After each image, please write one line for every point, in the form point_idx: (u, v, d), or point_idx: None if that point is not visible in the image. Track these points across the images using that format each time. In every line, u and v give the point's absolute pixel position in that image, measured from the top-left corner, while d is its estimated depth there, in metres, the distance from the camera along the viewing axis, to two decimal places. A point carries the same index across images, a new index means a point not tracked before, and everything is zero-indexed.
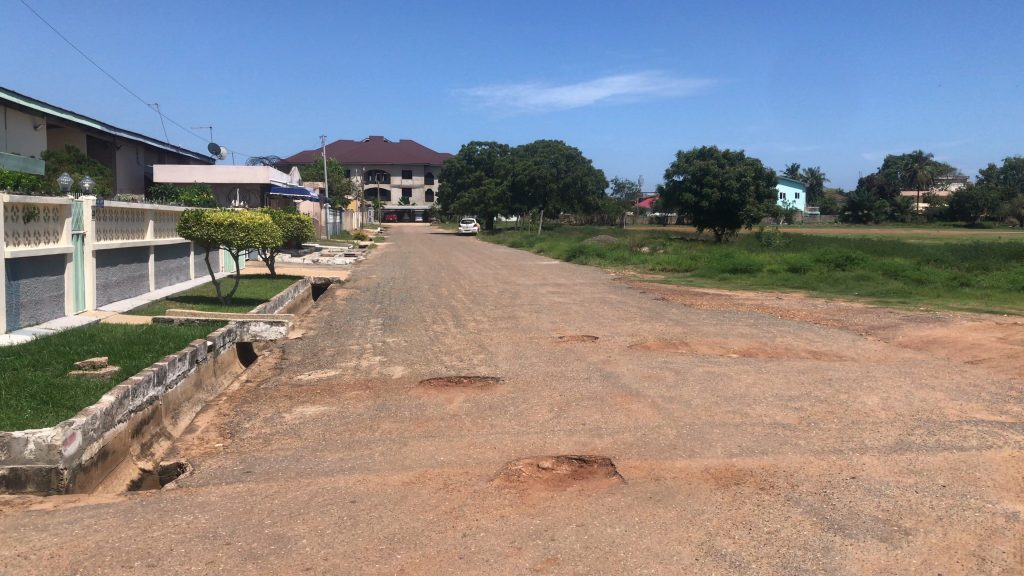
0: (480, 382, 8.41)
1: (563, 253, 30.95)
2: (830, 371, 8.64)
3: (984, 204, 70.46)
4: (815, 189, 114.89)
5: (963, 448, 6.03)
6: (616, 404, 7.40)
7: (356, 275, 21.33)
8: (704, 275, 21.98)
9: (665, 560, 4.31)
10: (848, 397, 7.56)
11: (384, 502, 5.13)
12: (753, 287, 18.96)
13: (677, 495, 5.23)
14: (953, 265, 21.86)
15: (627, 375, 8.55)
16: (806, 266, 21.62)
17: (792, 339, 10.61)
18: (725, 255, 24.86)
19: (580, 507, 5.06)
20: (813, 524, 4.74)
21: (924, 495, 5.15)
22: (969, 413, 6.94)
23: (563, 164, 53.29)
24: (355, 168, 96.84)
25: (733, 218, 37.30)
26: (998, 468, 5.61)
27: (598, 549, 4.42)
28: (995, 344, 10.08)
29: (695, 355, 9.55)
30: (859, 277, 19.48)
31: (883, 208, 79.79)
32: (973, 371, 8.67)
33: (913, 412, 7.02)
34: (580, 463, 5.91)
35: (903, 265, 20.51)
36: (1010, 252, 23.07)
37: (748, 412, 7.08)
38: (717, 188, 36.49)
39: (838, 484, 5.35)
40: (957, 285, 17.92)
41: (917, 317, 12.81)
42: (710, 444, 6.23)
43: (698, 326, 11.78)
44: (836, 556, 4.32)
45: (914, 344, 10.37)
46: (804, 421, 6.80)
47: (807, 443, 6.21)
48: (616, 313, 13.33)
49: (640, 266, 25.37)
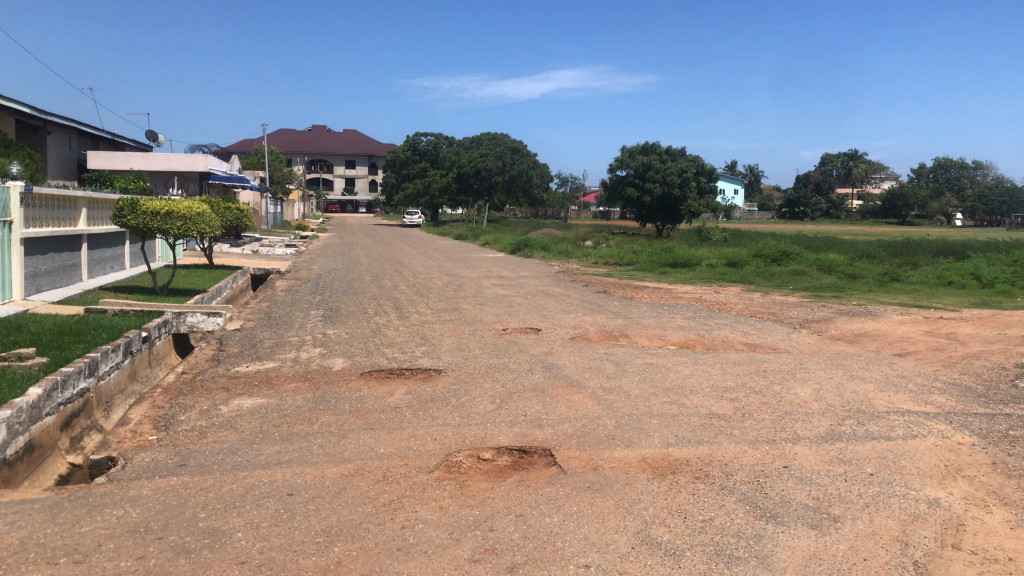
0: (422, 374, 8.40)
1: (507, 245, 31.01)
2: (764, 363, 8.82)
3: (915, 201, 73.01)
4: (754, 187, 117.49)
5: (890, 437, 6.22)
6: (556, 395, 7.44)
7: (297, 266, 21.00)
8: (646, 269, 22.29)
9: (602, 549, 4.36)
10: (782, 388, 7.73)
11: (321, 494, 5.08)
12: (693, 281, 19.26)
13: (615, 485, 5.29)
14: (884, 260, 22.53)
15: (568, 367, 8.58)
16: (744, 262, 22.00)
17: (729, 331, 10.80)
18: (666, 248, 25.27)
19: (518, 498, 5.09)
20: (746, 512, 4.85)
21: (852, 483, 5.31)
22: (896, 404, 7.17)
23: (508, 157, 53.36)
24: (298, 157, 95.34)
25: (675, 213, 37.65)
26: (922, 456, 5.81)
27: (537, 539, 4.46)
28: (922, 337, 10.42)
29: (635, 347, 9.67)
30: (794, 272, 19.88)
31: (820, 204, 81.10)
32: (902, 363, 8.93)
33: (843, 403, 7.21)
34: (520, 454, 5.94)
35: (836, 260, 21.02)
36: (936, 248, 23.88)
37: (685, 402, 7.20)
38: (660, 183, 36.76)
39: (771, 473, 5.48)
40: (887, 281, 18.48)
41: (848, 311, 13.19)
42: (648, 434, 6.32)
43: (638, 319, 11.92)
44: (768, 543, 4.43)
45: (845, 337, 10.66)
46: (739, 411, 6.94)
47: (741, 432, 6.34)
48: (559, 306, 13.40)
49: (583, 260, 25.48)
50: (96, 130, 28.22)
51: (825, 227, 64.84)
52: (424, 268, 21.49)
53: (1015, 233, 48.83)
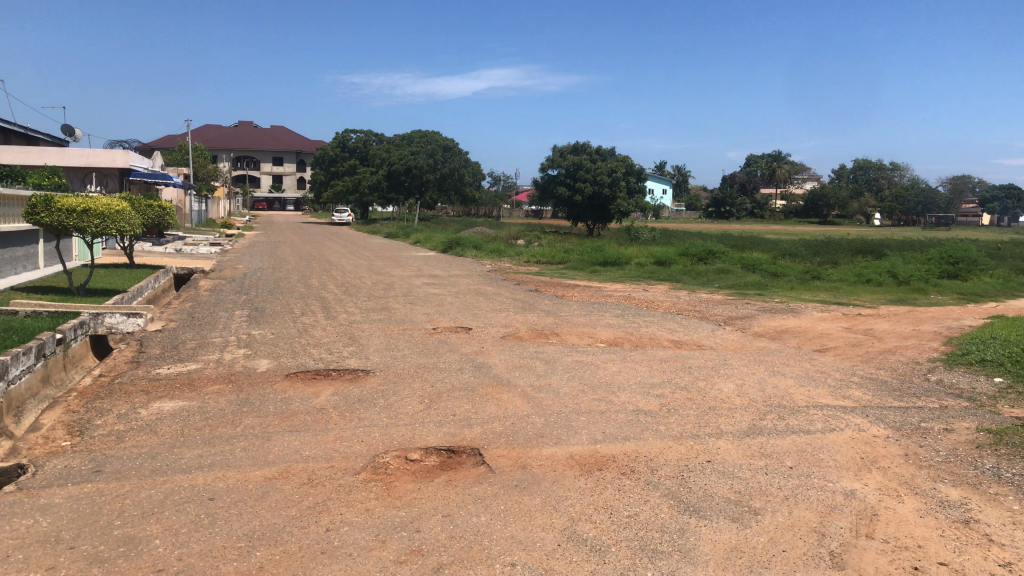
0: (350, 374, 8.30)
1: (438, 244, 30.88)
2: (689, 359, 8.98)
3: (835, 202, 75.31)
4: (682, 186, 119.57)
5: (809, 431, 6.39)
6: (486, 395, 7.43)
7: (222, 265, 20.52)
8: (576, 267, 22.46)
9: (528, 547, 4.37)
10: (707, 384, 7.89)
11: (243, 499, 4.97)
12: (623, 279, 19.49)
13: (542, 483, 5.31)
14: (806, 259, 23.18)
15: (498, 366, 8.58)
16: (671, 261, 22.37)
17: (656, 329, 10.97)
18: (597, 247, 25.51)
19: (446, 498, 5.06)
20: (671, 507, 4.93)
21: (772, 476, 5.44)
22: (815, 398, 7.38)
23: (439, 155, 53.03)
24: (224, 154, 93.21)
25: (605, 212, 38.11)
26: (839, 449, 5.99)
27: (463, 539, 4.45)
28: (841, 333, 10.75)
29: (565, 345, 9.74)
30: (720, 270, 20.29)
31: (745, 204, 82.98)
32: (821, 358, 9.20)
33: (765, 398, 7.38)
34: (448, 454, 5.92)
35: (760, 259, 21.55)
36: (855, 247, 24.68)
37: (613, 399, 7.28)
38: (590, 182, 37.11)
39: (694, 468, 5.58)
40: (809, 279, 19.01)
41: (771, 308, 13.53)
42: (576, 431, 6.37)
43: (568, 317, 12.01)
44: (691, 537, 4.50)
45: (768, 333, 10.93)
46: (665, 407, 7.05)
47: (667, 428, 6.44)
48: (490, 304, 13.40)
49: (515, 258, 25.54)
50: (8, 124, 27.08)
51: (748, 226, 66.33)
52: (353, 267, 21.22)
53: (926, 233, 50.90)
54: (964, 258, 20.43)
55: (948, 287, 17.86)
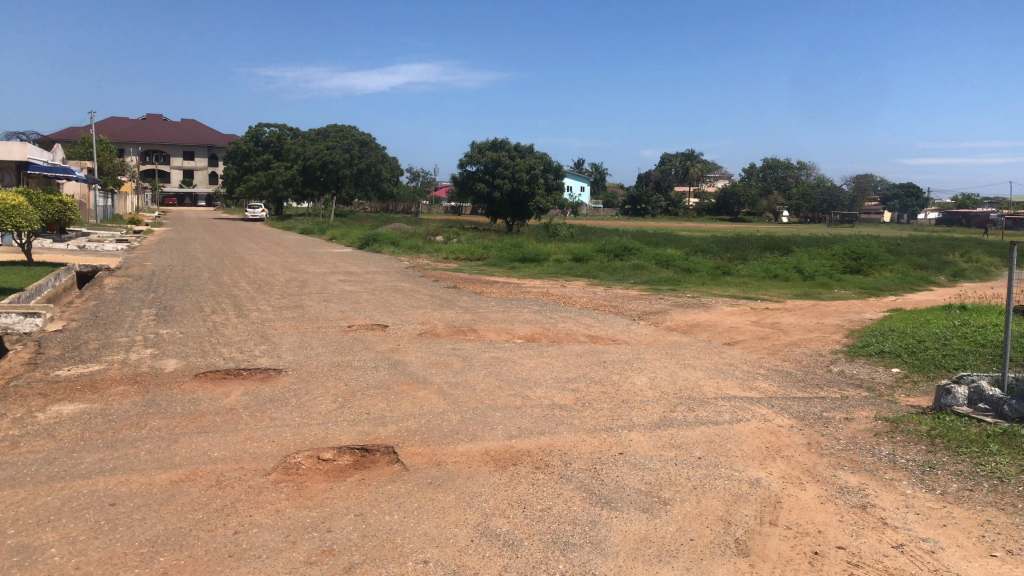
0: (262, 373, 8.13)
1: (355, 240, 30.50)
2: (604, 354, 9.10)
3: (746, 200, 77.47)
4: (599, 184, 121.19)
5: (718, 422, 6.56)
6: (401, 392, 7.38)
7: (128, 262, 19.78)
8: (494, 264, 22.50)
9: (441, 544, 4.36)
10: (621, 377, 8.02)
11: (146, 503, 4.81)
12: (540, 275, 19.63)
13: (457, 479, 5.31)
14: (717, 255, 23.81)
15: (414, 363, 8.53)
16: (588, 257, 22.64)
17: (572, 324, 11.08)
18: (515, 244, 25.62)
19: (359, 497, 5.01)
20: (583, 499, 4.99)
21: (681, 466, 5.57)
22: (724, 390, 7.59)
23: (357, 150, 52.55)
24: (131, 147, 89.94)
25: (524, 209, 38.41)
26: (746, 439, 6.17)
27: (376, 537, 4.41)
28: (749, 327, 11.08)
29: (481, 341, 9.75)
30: (635, 267, 20.63)
31: (660, 202, 84.58)
32: (730, 351, 9.46)
33: (675, 390, 7.55)
34: (361, 453, 5.85)
35: (674, 255, 22.02)
36: (764, 243, 25.48)
37: (528, 395, 7.33)
38: (509, 179, 37.23)
39: (607, 460, 5.66)
40: (720, 274, 19.54)
41: (684, 303, 13.83)
42: (491, 427, 6.38)
43: (485, 313, 12.03)
44: (602, 529, 4.57)
45: (680, 328, 11.18)
46: (580, 401, 7.14)
47: (581, 422, 6.52)
48: (407, 301, 13.31)
49: (433, 255, 25.44)
50: None
51: (662, 223, 67.72)
52: (267, 264, 20.76)
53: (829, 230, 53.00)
54: (865, 254, 21.31)
55: (851, 282, 18.61)
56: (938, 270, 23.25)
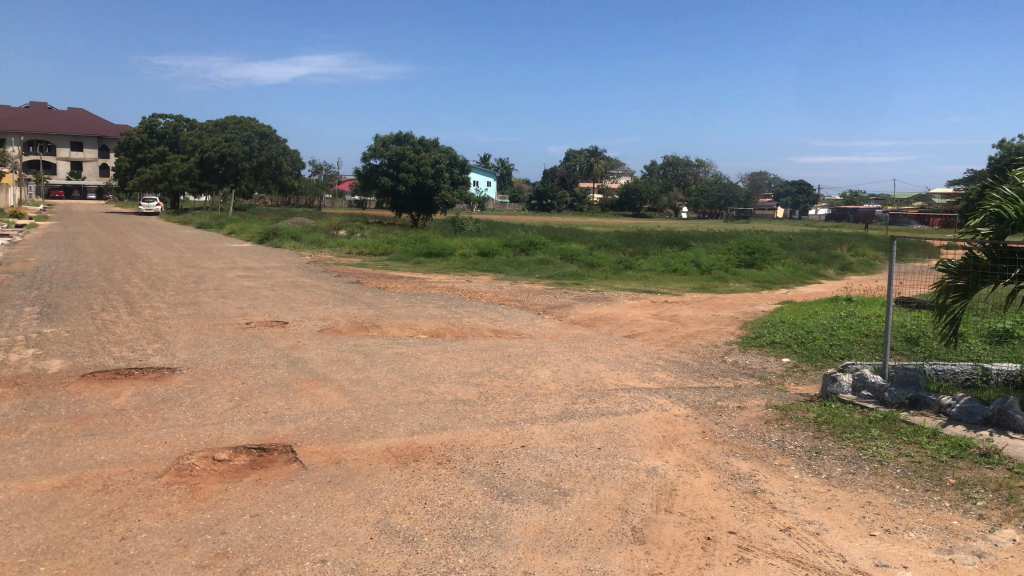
0: (154, 373, 7.83)
1: (256, 235, 29.72)
2: (508, 348, 9.15)
3: (647, 196, 79.14)
4: (505, 179, 121.63)
5: (617, 413, 6.69)
6: (301, 390, 7.23)
7: (9, 259, 18.72)
8: (399, 259, 22.31)
9: (339, 542, 4.30)
10: (524, 371, 8.07)
11: (26, 511, 4.57)
12: (445, 270, 19.57)
13: (357, 477, 5.24)
14: (620, 250, 24.27)
15: (315, 360, 8.38)
16: (494, 252, 22.71)
17: (477, 319, 11.10)
18: (420, 238, 25.47)
19: (255, 498, 4.89)
20: (484, 493, 5.00)
21: (581, 457, 5.65)
22: (624, 381, 7.75)
23: (257, 142, 51.04)
24: (13, 137, 85.15)
25: (429, 204, 38.25)
26: (644, 429, 6.31)
27: (272, 538, 4.31)
28: (649, 320, 11.33)
29: (384, 337, 9.65)
30: (540, 261, 20.82)
31: (565, 198, 85.49)
32: (631, 344, 9.65)
33: (577, 383, 7.66)
34: (259, 453, 5.71)
35: (578, 250, 22.32)
36: (664, 238, 26.11)
37: (431, 390, 7.30)
38: (413, 172, 36.94)
39: (508, 454, 5.69)
40: (622, 268, 19.91)
41: (587, 297, 14.03)
42: (392, 423, 6.33)
43: (389, 308, 11.92)
44: (503, 522, 4.59)
45: (583, 321, 11.35)
46: (482, 395, 7.15)
47: (483, 416, 6.54)
48: (308, 297, 13.07)
49: (336, 249, 25.04)
50: None
51: (566, 218, 68.49)
52: (161, 259, 20.01)
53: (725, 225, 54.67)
54: (759, 249, 22.11)
55: (745, 275, 19.27)
56: (826, 264, 24.33)
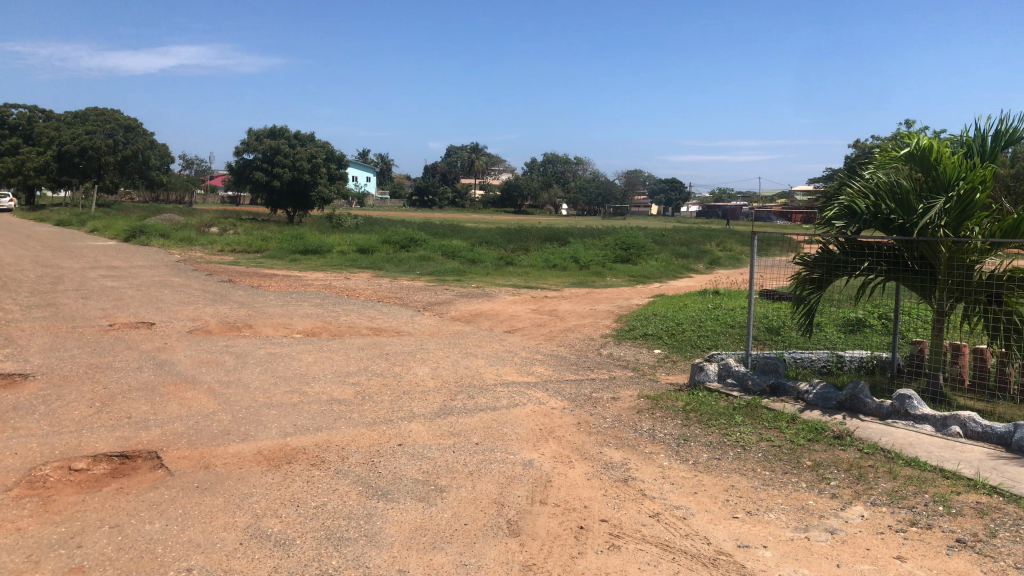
0: (4, 380, 7.32)
1: (120, 232, 28.25)
2: (386, 346, 9.05)
3: (528, 192, 79.96)
4: (386, 175, 120.33)
5: (495, 408, 6.74)
6: (167, 394, 6.93)
7: None
8: (275, 257, 21.73)
9: (206, 549, 4.15)
10: (402, 369, 8.02)
11: None
12: (323, 268, 19.19)
13: (227, 481, 5.07)
14: (500, 246, 24.44)
15: (183, 362, 8.05)
16: (373, 248, 22.42)
17: (355, 317, 10.93)
18: (297, 235, 24.87)
19: (115, 507, 4.66)
20: (359, 493, 4.94)
21: (458, 453, 5.66)
22: (502, 376, 7.81)
23: (121, 135, 48.80)
24: None
25: (305, 199, 37.38)
26: (521, 422, 6.38)
27: (134, 549, 4.12)
28: (528, 315, 11.47)
29: (258, 337, 9.38)
30: (420, 258, 20.69)
31: (446, 193, 85.25)
32: (510, 339, 9.74)
33: (456, 379, 7.67)
34: (120, 460, 5.44)
35: (458, 246, 22.34)
36: (544, 234, 26.49)
37: (306, 390, 7.14)
38: (289, 167, 36.00)
39: (384, 452, 5.64)
40: (503, 264, 20.06)
41: (467, 293, 14.05)
42: (265, 426, 6.15)
43: (263, 308, 11.58)
44: (378, 521, 4.55)
45: (463, 317, 11.36)
46: (359, 394, 7.06)
47: (360, 416, 6.45)
48: (177, 297, 12.54)
49: (207, 247, 24.12)
50: None
51: (447, 215, 68.32)
52: (13, 259, 18.72)
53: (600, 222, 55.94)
54: (634, 244, 22.76)
55: (621, 270, 19.77)
56: (697, 258, 25.26)
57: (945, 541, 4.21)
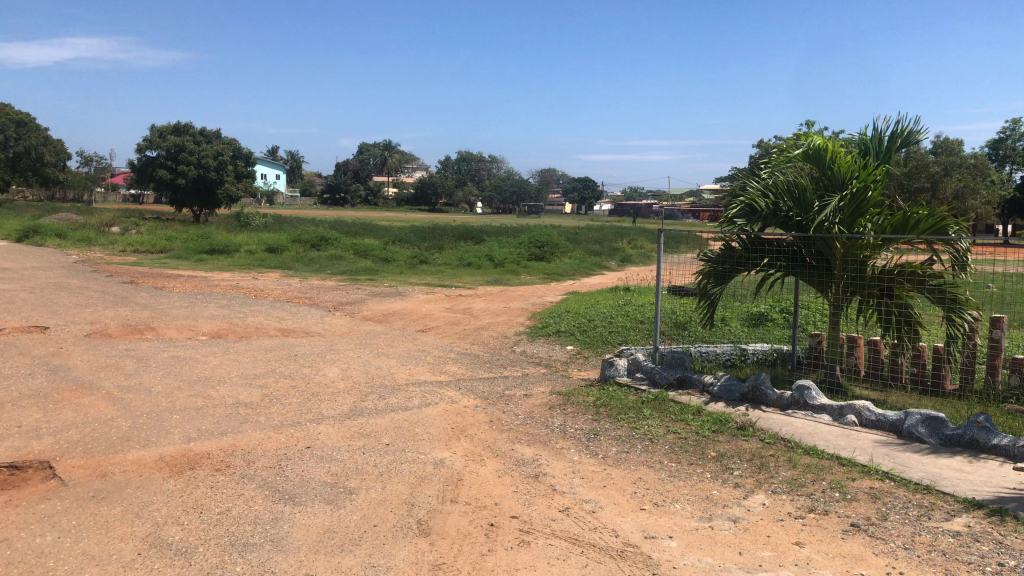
0: None
1: (12, 232, 26.89)
2: (296, 347, 8.88)
3: (442, 190, 79.61)
4: (297, 173, 118.07)
5: (406, 408, 6.69)
6: (61, 401, 6.63)
7: None
8: (179, 257, 21.07)
9: (102, 562, 3.98)
10: (311, 370, 7.88)
11: None
12: (230, 268, 18.69)
13: (125, 490, 4.88)
14: (413, 244, 24.30)
15: (79, 368, 7.71)
16: (283, 248, 21.96)
17: (263, 318, 10.68)
18: (203, 235, 24.16)
19: (2, 521, 4.42)
20: (265, 498, 4.83)
21: (368, 455, 5.59)
22: (414, 376, 7.76)
23: (12, 131, 46.52)
24: None
25: (212, 198, 36.38)
26: (433, 422, 6.35)
27: (23, 564, 3.93)
28: (441, 313, 11.43)
29: (161, 340, 9.06)
30: (332, 257, 20.38)
31: (359, 191, 84.15)
32: (422, 338, 9.68)
33: (367, 379, 7.58)
34: (9, 472, 5.17)
35: (371, 245, 22.10)
36: (458, 232, 26.45)
37: (211, 394, 6.95)
38: (194, 166, 34.97)
39: (292, 456, 5.53)
40: (416, 263, 19.94)
41: (379, 292, 13.91)
42: (167, 431, 5.96)
43: (166, 309, 11.20)
44: (284, 526, 4.45)
45: (375, 317, 11.24)
46: (266, 397, 6.90)
47: (267, 419, 6.31)
48: (73, 299, 12.01)
49: (107, 248, 23.19)
50: None
51: (360, 213, 67.47)
52: None
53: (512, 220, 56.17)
54: (548, 242, 22.95)
55: (535, 268, 19.90)
56: (609, 256, 25.65)
57: (841, 526, 4.38)
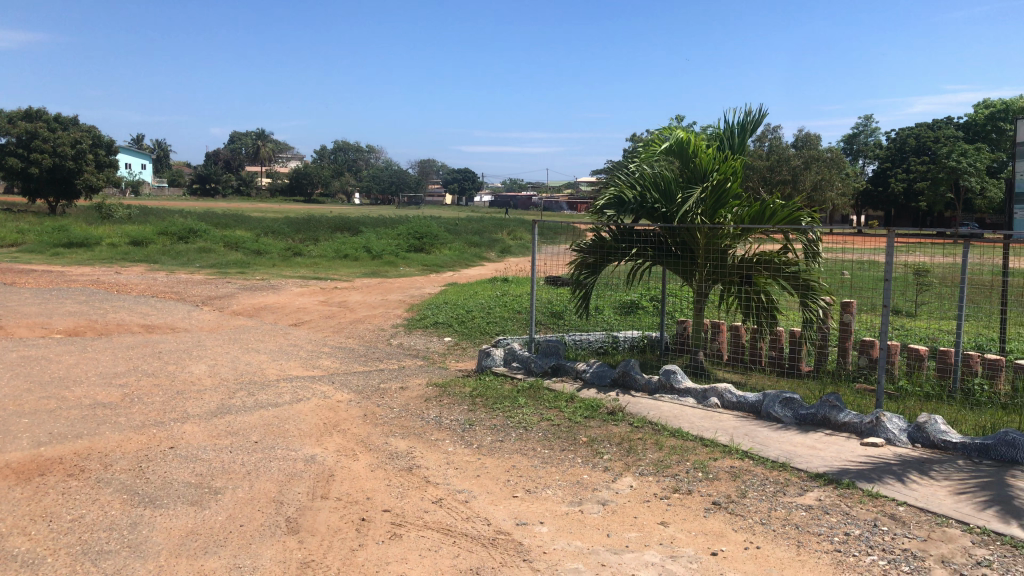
0: None
1: None
2: (160, 344, 8.50)
3: (317, 179, 77.61)
4: (165, 162, 112.93)
5: (277, 404, 6.52)
6: None
7: None
8: (32, 251, 19.78)
9: None
10: (176, 368, 7.57)
11: None
12: (89, 262, 17.68)
13: None
14: (288, 236, 23.70)
15: None
16: (148, 240, 20.98)
17: (125, 314, 10.17)
18: (59, 227, 22.77)
19: None
20: (122, 502, 4.61)
21: (236, 453, 5.42)
22: (286, 371, 7.58)
23: None
24: None
25: (70, 188, 34.36)
26: (304, 418, 6.22)
27: None
28: (316, 307, 11.20)
29: (9, 340, 8.48)
30: (201, 250, 19.63)
31: (231, 181, 81.26)
32: (296, 332, 9.46)
33: (236, 376, 7.35)
34: None
35: (243, 237, 21.42)
36: (335, 224, 25.99)
37: (65, 395, 6.57)
38: (48, 154, 32.91)
39: (154, 457, 5.30)
40: (291, 255, 19.46)
41: (251, 286, 13.50)
42: (15, 436, 5.59)
43: (16, 307, 10.49)
44: (143, 530, 4.27)
45: (246, 311, 10.90)
46: (127, 397, 6.59)
47: (127, 419, 6.02)
48: None
49: None
50: None
51: (230, 204, 65.15)
52: None
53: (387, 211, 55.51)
54: (427, 234, 22.86)
55: (415, 260, 19.80)
56: (489, 247, 25.78)
57: (702, 504, 4.56)
